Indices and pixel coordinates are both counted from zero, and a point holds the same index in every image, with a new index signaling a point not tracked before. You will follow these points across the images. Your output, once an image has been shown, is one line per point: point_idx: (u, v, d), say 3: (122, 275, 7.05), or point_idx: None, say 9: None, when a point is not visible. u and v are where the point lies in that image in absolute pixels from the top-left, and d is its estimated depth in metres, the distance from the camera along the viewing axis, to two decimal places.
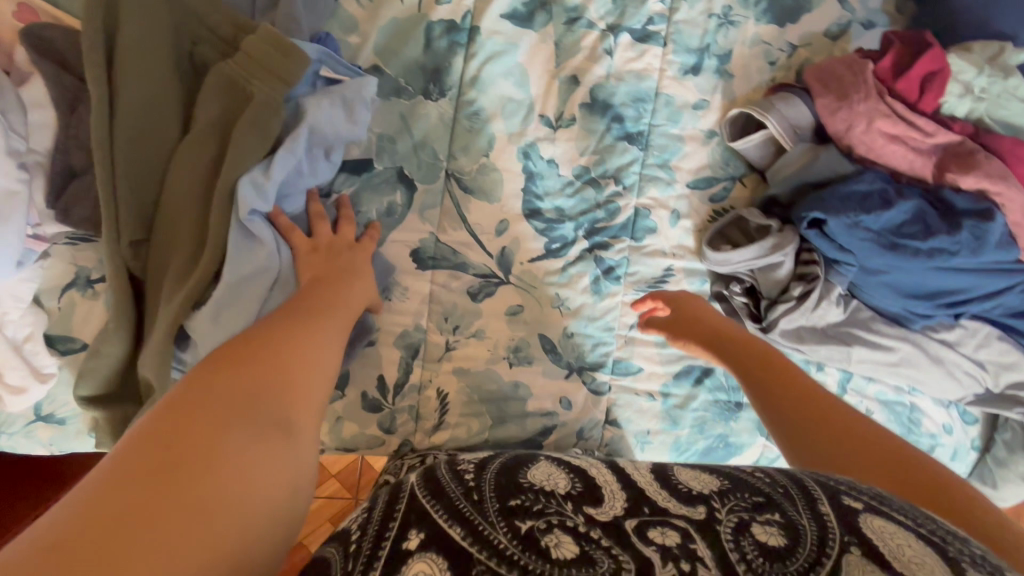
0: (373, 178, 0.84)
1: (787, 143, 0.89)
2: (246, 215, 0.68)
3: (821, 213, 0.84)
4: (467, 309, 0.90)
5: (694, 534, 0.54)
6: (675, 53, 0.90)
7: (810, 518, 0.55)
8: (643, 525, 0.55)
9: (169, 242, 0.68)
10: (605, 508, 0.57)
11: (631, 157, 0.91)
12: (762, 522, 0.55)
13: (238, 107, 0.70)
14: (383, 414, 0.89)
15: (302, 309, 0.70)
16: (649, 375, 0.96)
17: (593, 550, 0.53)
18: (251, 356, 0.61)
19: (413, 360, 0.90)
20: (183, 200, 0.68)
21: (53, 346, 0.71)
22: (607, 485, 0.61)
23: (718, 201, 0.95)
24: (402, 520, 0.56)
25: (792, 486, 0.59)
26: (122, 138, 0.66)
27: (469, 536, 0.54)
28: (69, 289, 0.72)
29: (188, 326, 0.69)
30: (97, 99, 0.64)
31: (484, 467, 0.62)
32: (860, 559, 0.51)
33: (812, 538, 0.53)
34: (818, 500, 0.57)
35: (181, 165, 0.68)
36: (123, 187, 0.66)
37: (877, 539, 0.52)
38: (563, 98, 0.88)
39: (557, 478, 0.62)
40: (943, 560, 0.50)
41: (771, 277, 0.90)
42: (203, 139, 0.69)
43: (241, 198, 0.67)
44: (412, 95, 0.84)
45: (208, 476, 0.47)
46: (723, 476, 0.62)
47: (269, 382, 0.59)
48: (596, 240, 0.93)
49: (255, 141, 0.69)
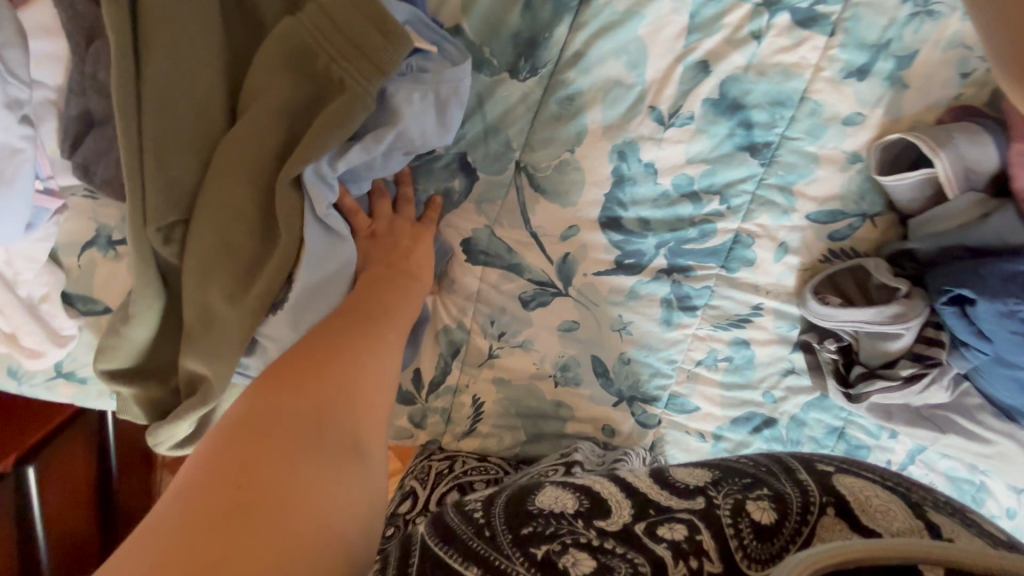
0: (433, 161, 0.73)
1: (951, 189, 0.70)
2: (323, 211, 0.57)
3: (971, 291, 0.68)
4: (517, 317, 0.80)
5: (699, 525, 0.52)
6: (841, 48, 0.69)
7: (793, 486, 0.56)
8: (652, 525, 0.53)
9: (208, 236, 0.57)
10: (612, 519, 0.55)
11: (746, 172, 0.74)
12: (755, 499, 0.55)
13: (307, 82, 0.55)
14: (414, 408, 0.85)
15: (364, 310, 0.60)
16: (705, 416, 0.87)
17: (609, 559, 0.50)
18: (314, 367, 0.53)
19: (451, 359, 0.83)
20: (228, 188, 0.55)
21: (72, 305, 0.65)
22: (611, 496, 0.58)
23: (837, 239, 0.78)
24: (417, 565, 0.51)
25: (771, 462, 0.60)
26: (151, 99, 0.52)
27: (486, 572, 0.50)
28: (89, 247, 0.64)
29: (264, 331, 0.60)
30: (120, 41, 0.50)
31: (491, 503, 0.58)
32: (834, 520, 0.53)
33: (797, 507, 0.54)
34: (797, 470, 0.59)
35: (230, 145, 0.55)
36: (152, 161, 0.53)
37: (853, 497, 0.54)
38: (683, 89, 0.69)
39: (562, 499, 0.58)
40: (907, 506, 0.53)
41: (879, 347, 0.76)
42: (258, 117, 0.55)
43: (311, 190, 0.56)
44: (495, 70, 0.69)
45: (272, 517, 0.40)
46: (714, 467, 0.61)
47: (335, 398, 0.51)
48: (678, 262, 0.79)
49: (334, 136, 0.54)
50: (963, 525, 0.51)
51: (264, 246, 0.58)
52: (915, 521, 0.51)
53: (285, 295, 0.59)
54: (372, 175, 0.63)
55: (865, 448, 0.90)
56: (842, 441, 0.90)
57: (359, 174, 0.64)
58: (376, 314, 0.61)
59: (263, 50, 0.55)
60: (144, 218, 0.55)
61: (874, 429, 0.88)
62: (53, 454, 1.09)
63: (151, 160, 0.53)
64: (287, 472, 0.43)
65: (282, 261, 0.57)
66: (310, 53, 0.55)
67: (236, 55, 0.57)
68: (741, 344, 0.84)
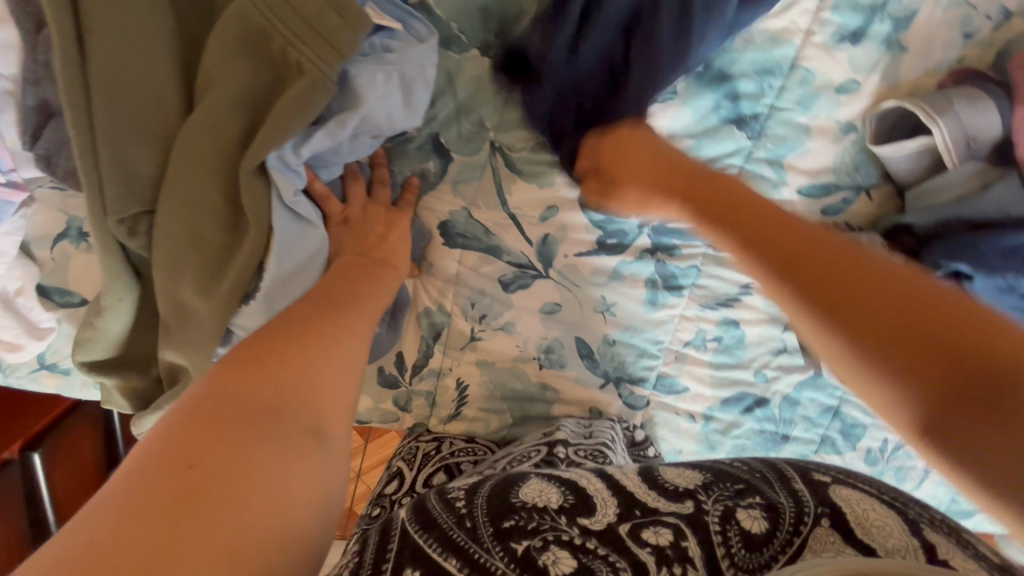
0: (405, 143, 0.71)
1: (950, 158, 0.67)
2: (290, 198, 0.56)
3: (968, 265, 0.65)
4: (498, 299, 0.79)
5: (685, 530, 0.50)
6: (833, 11, 0.66)
7: (788, 496, 0.51)
8: (637, 527, 0.50)
9: (172, 229, 0.55)
10: (598, 517, 0.52)
11: (733, 146, 0.71)
12: (746, 507, 0.51)
13: (264, 65, 0.53)
14: (399, 391, 0.84)
15: (333, 302, 0.59)
16: (695, 397, 0.86)
17: (592, 560, 0.47)
18: (277, 352, 0.51)
19: (434, 343, 0.81)
20: (187, 178, 0.54)
21: (49, 299, 0.65)
22: (596, 492, 0.55)
23: (830, 214, 0.75)
24: (396, 557, 0.49)
25: (758, 465, 0.56)
26: (104, 86, 0.51)
27: (466, 566, 0.48)
28: (61, 239, 0.63)
29: (239, 321, 0.60)
30: (66, 31, 0.49)
31: (474, 495, 0.55)
32: (825, 531, 0.48)
33: (789, 518, 0.49)
34: (792, 478, 0.53)
35: (188, 133, 0.53)
36: (108, 152, 0.52)
37: (846, 507, 0.49)
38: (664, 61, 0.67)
39: (548, 492, 0.55)
40: (904, 523, 0.47)
41: None
42: (213, 104, 0.53)
43: (276, 178, 0.54)
44: (466, 46, 0.66)
45: (226, 499, 0.39)
46: (704, 470, 0.57)
47: (298, 385, 0.49)
48: (662, 241, 0.76)
49: (293, 124, 0.52)
50: (962, 549, 0.45)
51: (230, 236, 0.57)
52: (910, 539, 0.46)
53: (258, 285, 0.59)
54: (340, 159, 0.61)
55: (860, 427, 0.88)
56: (837, 420, 0.88)
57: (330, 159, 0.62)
58: (346, 298, 0.60)
59: (214, 32, 0.52)
60: (104, 211, 0.54)
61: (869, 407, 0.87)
62: (53, 442, 1.11)
63: (106, 150, 0.52)
64: (244, 455, 0.42)
65: (253, 251, 0.57)
66: (265, 36, 0.52)
67: (191, 39, 0.55)
68: (730, 323, 0.81)
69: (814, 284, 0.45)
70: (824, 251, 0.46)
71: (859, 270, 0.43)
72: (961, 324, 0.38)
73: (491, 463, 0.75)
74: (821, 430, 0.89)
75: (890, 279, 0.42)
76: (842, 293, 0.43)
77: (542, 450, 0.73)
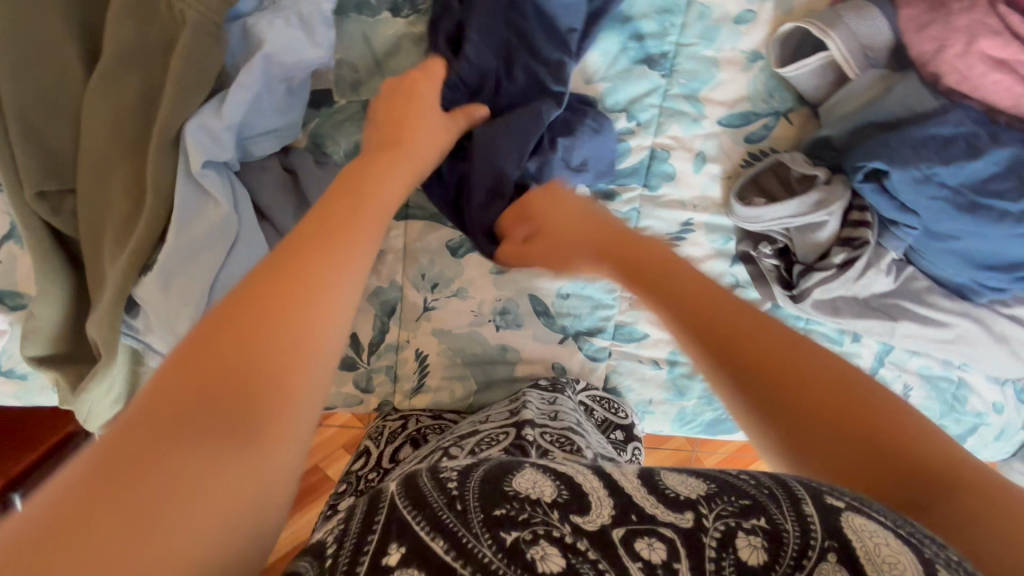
0: (335, 115, 0.68)
1: (851, 70, 0.70)
2: (197, 168, 0.55)
3: (884, 163, 0.68)
4: (447, 266, 0.77)
5: (680, 549, 0.36)
6: None
7: (795, 521, 0.36)
8: (630, 533, 0.37)
9: (88, 201, 0.57)
10: (591, 515, 0.38)
11: (649, 85, 0.75)
12: (748, 529, 0.36)
13: (168, 33, 0.55)
14: (359, 372, 0.79)
15: (320, 225, 0.40)
16: (655, 342, 0.86)
17: (580, 563, 0.35)
18: (276, 290, 0.35)
19: (388, 319, 0.78)
20: (96, 146, 0.55)
21: (1, 302, 0.67)
22: (591, 489, 0.40)
23: (754, 142, 0.78)
24: (382, 532, 0.39)
25: (765, 476, 0.40)
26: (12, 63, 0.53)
27: (451, 550, 0.37)
28: (8, 241, 0.66)
29: (138, 293, 0.57)
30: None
31: (471, 473, 0.42)
32: (832, 567, 0.34)
33: (793, 549, 0.35)
34: (802, 499, 0.37)
35: (93, 106, 0.54)
36: (20, 129, 0.54)
37: (855, 539, 0.34)
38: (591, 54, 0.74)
39: (542, 483, 0.41)
40: (921, 566, 0.32)
41: (810, 241, 0.75)
42: (114, 71, 0.54)
43: (188, 145, 0.54)
44: (379, 12, 0.69)
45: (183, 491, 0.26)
46: (709, 478, 0.41)
47: (279, 340, 0.33)
48: (600, 188, 0.78)
49: (196, 78, 0.54)
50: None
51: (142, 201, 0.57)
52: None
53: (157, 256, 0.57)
54: (263, 127, 0.60)
55: None
56: None
57: (256, 132, 0.60)
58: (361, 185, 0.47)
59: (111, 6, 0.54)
60: (22, 187, 0.56)
61: (833, 335, 0.89)
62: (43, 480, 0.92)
63: (19, 126, 0.54)
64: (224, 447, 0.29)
65: (153, 223, 0.56)
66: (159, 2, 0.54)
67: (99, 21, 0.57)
68: None
69: (738, 379, 0.42)
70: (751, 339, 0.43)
71: (782, 357, 0.42)
72: (862, 423, 0.39)
73: (453, 437, 0.70)
74: None
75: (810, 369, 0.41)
76: (781, 386, 0.41)
77: (510, 431, 0.65)
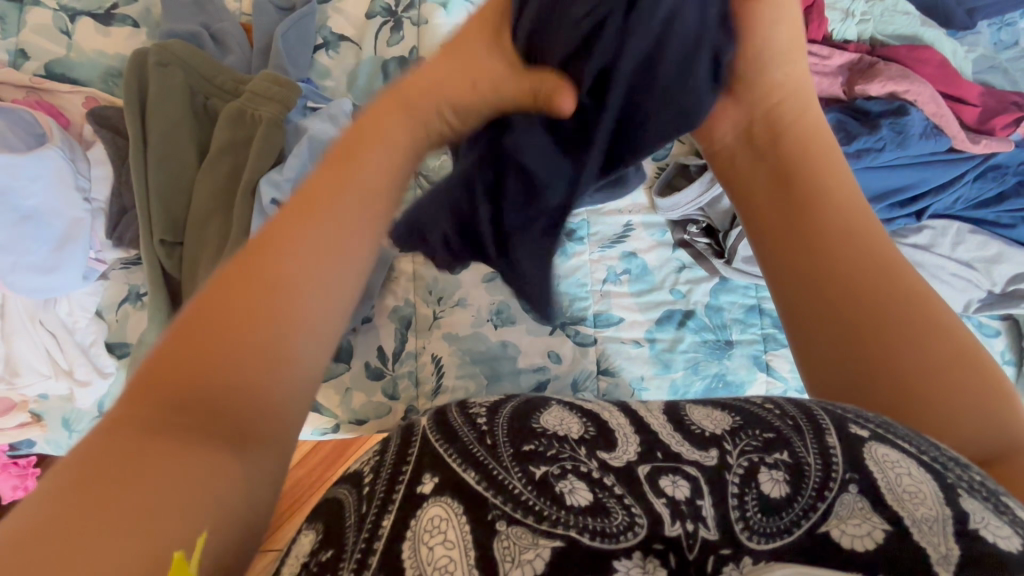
0: None
1: None
2: (267, 204, 0.83)
3: None
4: (448, 281, 0.98)
5: (704, 489, 0.36)
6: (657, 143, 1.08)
7: (819, 453, 0.37)
8: (653, 473, 0.37)
9: (195, 243, 0.85)
10: (618, 452, 0.38)
11: None
12: (770, 466, 0.36)
13: (249, 132, 0.89)
14: (386, 380, 0.95)
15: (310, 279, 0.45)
16: (632, 323, 1.00)
17: (607, 498, 0.36)
18: (247, 290, 0.42)
19: (407, 331, 0.96)
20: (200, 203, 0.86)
21: (112, 351, 0.92)
22: (617, 425, 0.40)
23: (660, 160, 1.08)
24: (416, 464, 0.39)
25: (790, 407, 0.40)
26: (152, 164, 0.86)
27: (484, 482, 0.37)
28: (124, 302, 0.93)
29: None
30: (133, 134, 0.86)
31: (500, 409, 0.41)
32: (854, 497, 0.35)
33: (817, 482, 0.36)
34: (826, 430, 0.38)
35: (203, 180, 0.87)
36: (155, 200, 0.85)
37: (881, 472, 0.36)
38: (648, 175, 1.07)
39: (568, 420, 0.40)
40: (939, 488, 0.35)
41: (718, 209, 1.02)
42: (218, 158, 0.88)
43: (262, 189, 0.83)
44: None
45: (171, 469, 0.34)
46: (732, 409, 0.40)
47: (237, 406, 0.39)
48: None
49: (268, 153, 0.87)
50: (997, 514, 0.34)
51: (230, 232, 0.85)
52: (943, 508, 0.34)
53: None
54: None
55: None
56: (763, 314, 1.02)
57: None
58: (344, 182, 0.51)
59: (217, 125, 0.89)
60: (151, 237, 0.85)
61: None
62: None
63: (154, 200, 0.85)
64: (208, 429, 0.37)
65: (237, 240, 0.84)
66: (246, 116, 0.90)
67: (201, 138, 0.91)
68: (629, 256, 1.03)
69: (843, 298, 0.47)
70: (836, 246, 0.49)
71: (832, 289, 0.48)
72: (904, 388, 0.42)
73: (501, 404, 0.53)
74: (757, 328, 1.01)
75: (885, 293, 0.46)
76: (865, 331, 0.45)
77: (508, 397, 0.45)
